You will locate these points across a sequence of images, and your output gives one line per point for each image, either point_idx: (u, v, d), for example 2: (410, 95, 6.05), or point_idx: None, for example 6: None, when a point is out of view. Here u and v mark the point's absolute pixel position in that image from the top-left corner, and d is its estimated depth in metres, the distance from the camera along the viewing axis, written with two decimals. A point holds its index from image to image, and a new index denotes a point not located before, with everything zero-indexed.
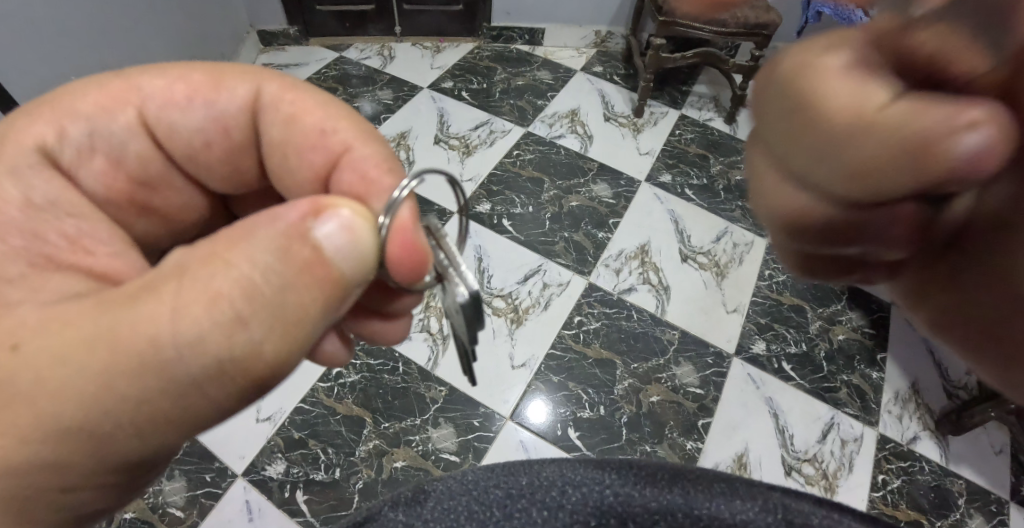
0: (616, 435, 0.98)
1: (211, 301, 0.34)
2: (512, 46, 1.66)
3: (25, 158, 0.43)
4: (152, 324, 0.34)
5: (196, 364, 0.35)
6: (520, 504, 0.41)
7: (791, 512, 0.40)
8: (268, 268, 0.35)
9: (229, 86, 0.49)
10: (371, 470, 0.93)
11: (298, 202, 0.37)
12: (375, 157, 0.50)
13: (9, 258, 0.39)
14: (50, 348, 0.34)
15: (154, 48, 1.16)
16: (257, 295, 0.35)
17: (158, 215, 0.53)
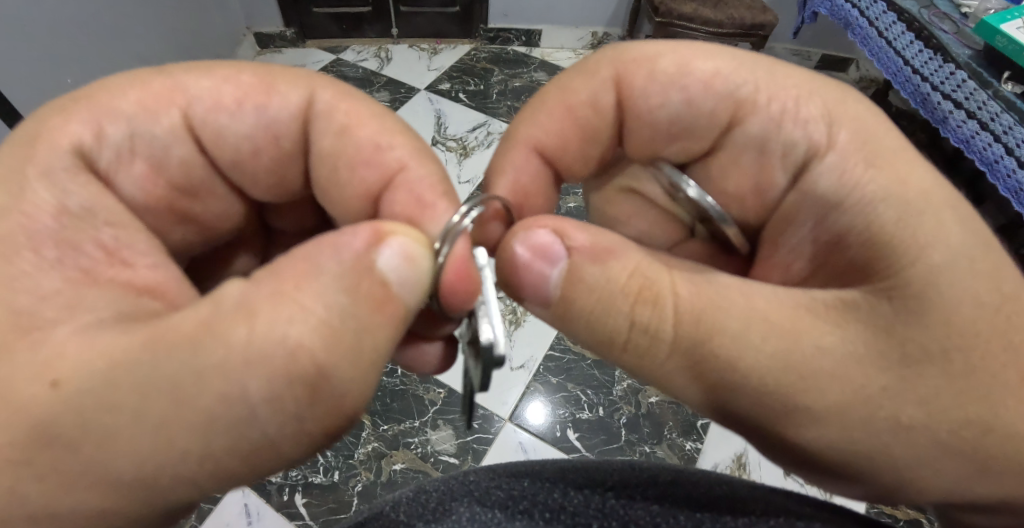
0: (615, 436, 0.98)
1: (290, 352, 0.32)
2: (509, 48, 1.66)
3: (58, 161, 0.40)
4: (226, 378, 0.32)
5: (267, 415, 0.33)
6: (522, 505, 0.41)
7: (792, 512, 0.39)
8: (339, 303, 0.34)
9: (280, 92, 0.49)
10: (370, 472, 0.93)
11: (359, 229, 0.37)
12: (431, 177, 0.49)
13: (42, 271, 0.36)
14: (94, 389, 0.32)
15: (146, 40, 1.14)
16: (337, 340, 0.34)
17: (195, 224, 0.52)
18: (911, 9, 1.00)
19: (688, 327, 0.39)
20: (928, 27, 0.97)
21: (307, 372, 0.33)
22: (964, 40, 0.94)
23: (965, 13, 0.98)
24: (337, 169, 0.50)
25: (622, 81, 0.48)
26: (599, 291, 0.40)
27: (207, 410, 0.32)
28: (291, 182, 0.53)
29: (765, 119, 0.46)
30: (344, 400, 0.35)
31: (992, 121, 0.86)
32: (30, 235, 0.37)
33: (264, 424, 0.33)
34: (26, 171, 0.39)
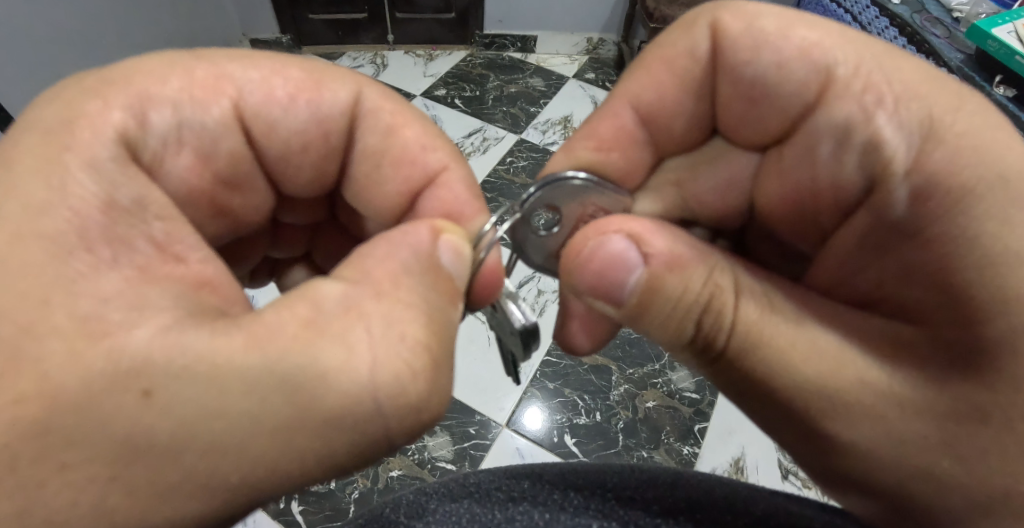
0: (614, 441, 0.98)
1: (411, 347, 0.34)
2: (504, 54, 1.67)
3: (103, 150, 0.37)
4: (347, 374, 0.32)
5: (392, 411, 0.34)
6: (522, 507, 0.41)
7: (792, 515, 0.39)
8: (426, 294, 0.37)
9: (331, 88, 0.50)
10: (367, 479, 0.92)
11: (418, 226, 0.41)
12: (467, 181, 0.53)
13: (99, 272, 0.33)
14: (196, 393, 0.30)
15: (144, 41, 1.14)
16: (438, 333, 0.36)
17: (230, 218, 0.52)
18: (903, 14, 1.01)
19: (741, 336, 0.41)
20: (921, 31, 0.98)
21: (426, 366, 0.35)
22: (956, 44, 0.96)
23: (956, 17, 0.99)
24: (403, 186, 0.53)
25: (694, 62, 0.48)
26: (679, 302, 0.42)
27: (335, 408, 0.32)
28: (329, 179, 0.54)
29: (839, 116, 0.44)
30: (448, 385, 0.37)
31: None
32: (78, 235, 0.34)
33: (385, 420, 0.34)
34: (62, 158, 0.36)
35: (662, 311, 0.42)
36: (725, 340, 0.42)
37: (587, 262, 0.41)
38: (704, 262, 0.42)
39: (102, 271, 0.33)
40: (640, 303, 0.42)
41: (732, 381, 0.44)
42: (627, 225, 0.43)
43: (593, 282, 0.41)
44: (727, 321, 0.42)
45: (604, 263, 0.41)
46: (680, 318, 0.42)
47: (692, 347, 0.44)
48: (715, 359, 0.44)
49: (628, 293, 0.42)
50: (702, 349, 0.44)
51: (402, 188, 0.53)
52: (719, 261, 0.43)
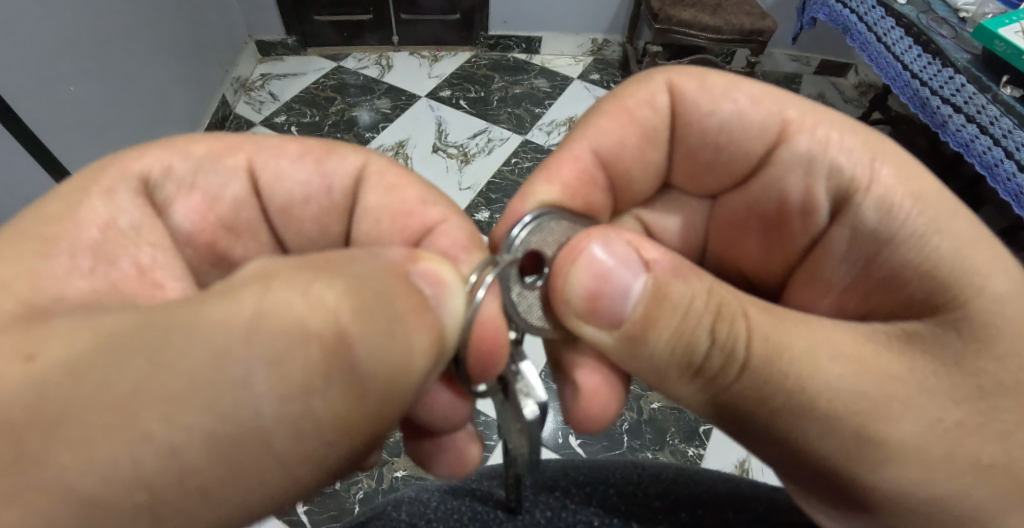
0: (617, 443, 0.97)
1: (314, 308, 0.25)
2: (509, 55, 1.67)
3: (121, 182, 0.41)
4: (218, 334, 0.24)
5: (269, 388, 0.24)
6: (523, 504, 0.40)
7: (794, 513, 0.40)
8: (366, 274, 0.27)
9: (341, 154, 0.49)
10: (371, 480, 0.93)
11: (392, 248, 0.32)
12: (461, 235, 0.46)
13: (71, 277, 0.36)
14: (63, 360, 0.25)
15: (154, 47, 1.15)
16: (364, 304, 0.26)
17: (228, 271, 0.48)
18: (909, 14, 1.00)
19: (760, 348, 0.37)
20: (928, 32, 0.97)
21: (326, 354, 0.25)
22: (963, 44, 0.94)
23: (963, 17, 0.99)
24: (398, 236, 0.48)
25: (673, 85, 0.50)
26: (683, 315, 0.38)
27: (194, 374, 0.24)
28: (335, 243, 0.50)
29: (811, 140, 0.46)
30: (365, 369, 0.26)
31: (991, 125, 0.86)
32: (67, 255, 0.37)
33: (258, 401, 0.24)
34: (88, 186, 0.40)
35: (671, 324, 0.38)
36: (748, 350, 0.37)
37: (586, 266, 0.38)
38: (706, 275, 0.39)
39: (74, 276, 0.36)
40: (644, 319, 0.38)
41: (754, 407, 0.38)
42: (623, 233, 0.40)
43: (593, 287, 0.38)
44: (741, 337, 0.37)
45: (604, 268, 0.38)
46: (689, 338, 0.38)
47: (702, 375, 0.39)
48: (731, 383, 0.37)
49: (629, 306, 0.38)
50: (720, 370, 0.37)
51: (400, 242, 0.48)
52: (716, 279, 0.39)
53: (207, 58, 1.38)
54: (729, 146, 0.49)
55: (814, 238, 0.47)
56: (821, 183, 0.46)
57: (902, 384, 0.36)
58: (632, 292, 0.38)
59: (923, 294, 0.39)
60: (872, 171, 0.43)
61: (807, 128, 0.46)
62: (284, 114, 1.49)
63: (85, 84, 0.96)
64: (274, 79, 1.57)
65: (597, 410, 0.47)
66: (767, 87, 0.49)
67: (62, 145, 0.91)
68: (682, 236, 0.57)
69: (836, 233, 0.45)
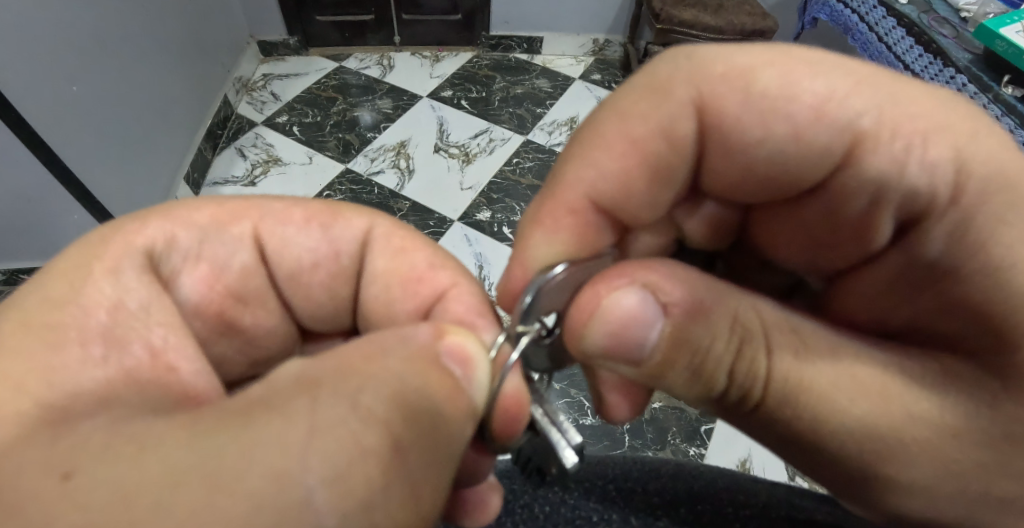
0: (619, 441, 0.97)
1: (370, 417, 0.28)
2: (510, 55, 1.68)
3: (126, 259, 0.41)
4: (279, 449, 0.26)
5: (330, 506, 0.26)
6: (523, 501, 0.41)
7: (794, 508, 0.40)
8: (406, 377, 0.30)
9: (347, 217, 0.49)
10: None
11: (419, 327, 0.34)
12: (475, 301, 0.46)
13: (86, 368, 0.36)
14: (107, 484, 0.25)
15: (157, 53, 1.16)
16: (411, 409, 0.29)
17: (240, 337, 0.49)
18: (909, 14, 1.01)
19: (778, 387, 0.40)
20: (929, 32, 0.97)
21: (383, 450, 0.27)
22: (963, 44, 0.95)
23: (964, 17, 0.99)
24: (409, 304, 0.47)
25: (702, 99, 0.42)
26: (704, 357, 0.40)
27: (256, 493, 0.25)
28: (343, 305, 0.51)
29: (887, 158, 0.40)
30: (417, 471, 0.29)
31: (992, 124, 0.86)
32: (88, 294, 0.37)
33: (322, 513, 0.25)
34: (91, 265, 0.39)
35: (693, 362, 0.40)
36: (766, 391, 0.40)
37: (602, 319, 0.38)
38: (727, 303, 0.41)
39: (88, 366, 0.36)
40: (665, 358, 0.40)
41: (761, 425, 0.43)
42: (639, 275, 0.40)
43: (611, 339, 0.39)
44: (761, 376, 0.40)
45: (626, 319, 0.39)
46: (713, 374, 0.40)
47: (721, 400, 0.42)
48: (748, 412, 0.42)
49: (651, 342, 0.40)
50: (736, 402, 0.42)
51: (411, 309, 0.47)
52: (740, 303, 0.41)
53: (211, 68, 1.40)
54: (782, 173, 0.43)
55: (871, 256, 0.45)
56: (893, 206, 0.41)
57: (918, 417, 0.39)
58: (652, 335, 0.40)
59: (973, 328, 0.39)
60: (955, 187, 0.39)
61: (885, 146, 0.40)
62: (286, 114, 1.50)
63: (89, 88, 0.97)
64: (276, 79, 1.58)
65: (620, 416, 0.50)
66: (830, 77, 0.40)
67: (65, 146, 0.92)
68: (712, 230, 0.53)
69: (893, 255, 0.44)
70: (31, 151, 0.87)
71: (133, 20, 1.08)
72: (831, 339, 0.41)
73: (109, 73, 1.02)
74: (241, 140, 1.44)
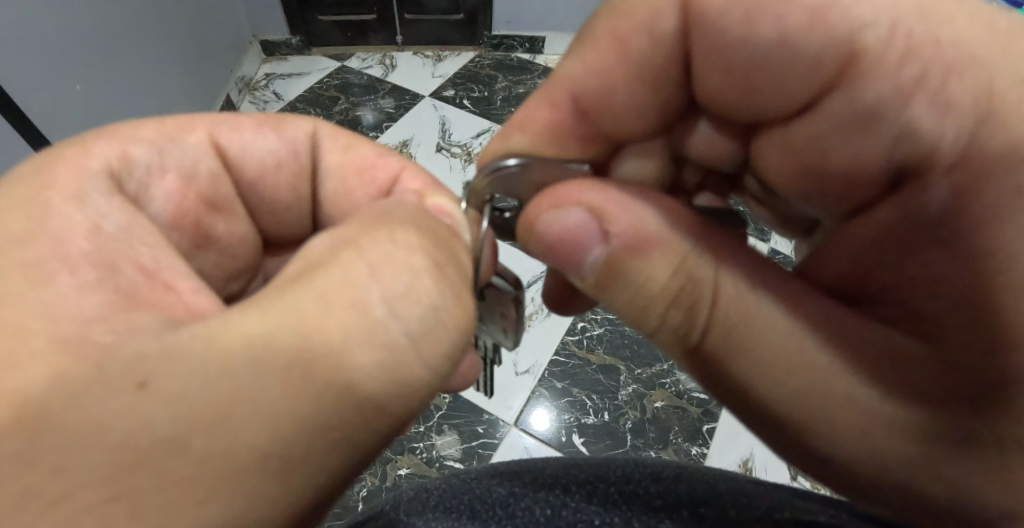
0: (621, 441, 0.98)
1: (405, 247, 0.34)
2: (513, 54, 1.68)
3: (89, 182, 0.41)
4: (340, 291, 0.31)
5: (406, 312, 0.32)
6: (522, 504, 0.41)
7: (797, 510, 0.40)
8: (417, 223, 0.37)
9: (292, 123, 0.55)
10: (375, 478, 0.93)
11: (406, 196, 0.45)
12: (423, 179, 0.55)
13: (86, 292, 0.35)
14: (192, 368, 0.29)
15: (158, 50, 1.16)
16: (434, 236, 0.36)
17: (217, 249, 0.53)
18: None
19: (715, 333, 0.43)
20: None
21: (430, 266, 0.34)
22: None
23: None
24: (369, 188, 0.56)
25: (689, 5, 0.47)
26: (641, 285, 0.44)
27: (344, 323, 0.31)
28: (305, 205, 0.57)
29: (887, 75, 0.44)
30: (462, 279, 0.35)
31: None
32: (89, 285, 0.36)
33: (402, 325, 0.32)
34: (47, 195, 0.39)
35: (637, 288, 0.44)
36: (706, 315, 0.43)
37: (549, 231, 0.44)
38: (677, 245, 0.44)
39: (85, 290, 0.35)
40: (609, 272, 0.44)
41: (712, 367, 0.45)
42: (588, 196, 0.44)
43: (554, 249, 0.44)
44: (699, 313, 0.43)
45: (569, 233, 0.44)
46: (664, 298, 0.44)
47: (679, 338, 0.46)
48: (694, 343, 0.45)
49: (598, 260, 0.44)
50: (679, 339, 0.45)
51: (371, 193, 0.55)
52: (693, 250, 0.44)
53: (213, 63, 1.40)
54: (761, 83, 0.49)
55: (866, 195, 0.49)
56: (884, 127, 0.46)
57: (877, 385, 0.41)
58: (591, 257, 0.44)
59: (953, 307, 0.41)
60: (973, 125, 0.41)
61: (889, 66, 0.43)
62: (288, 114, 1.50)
63: (91, 86, 0.97)
64: (277, 78, 1.58)
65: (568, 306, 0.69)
66: None
67: None
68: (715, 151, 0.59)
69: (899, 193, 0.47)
70: None
71: (133, 15, 1.07)
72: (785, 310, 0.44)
73: (109, 67, 1.02)
74: None
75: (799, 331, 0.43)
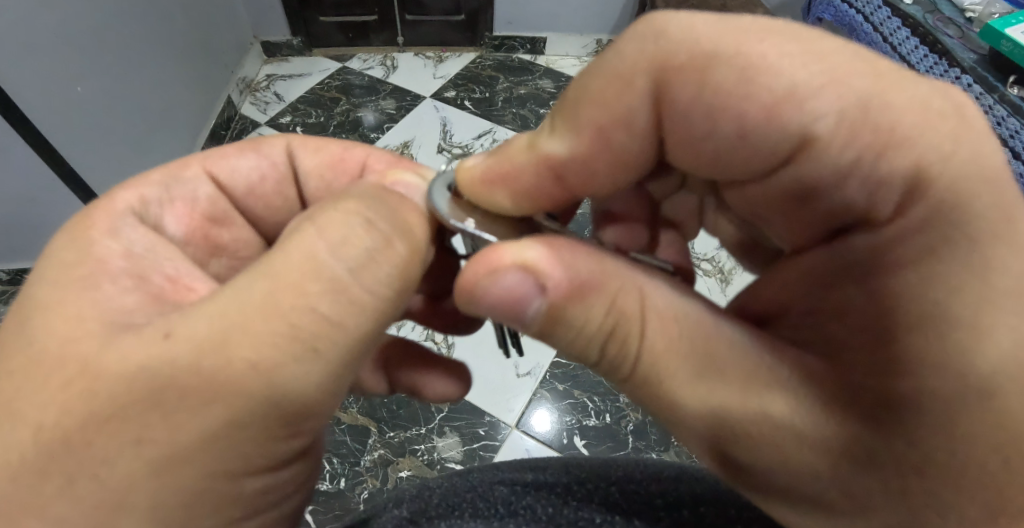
0: (622, 443, 0.97)
1: (358, 218, 0.37)
2: (514, 55, 1.68)
3: (115, 221, 0.43)
4: (306, 250, 0.35)
5: (357, 266, 0.36)
6: (524, 501, 0.40)
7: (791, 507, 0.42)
8: (369, 198, 0.40)
9: (268, 144, 0.56)
10: (376, 479, 0.93)
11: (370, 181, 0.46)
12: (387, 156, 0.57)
13: (122, 293, 0.38)
14: (199, 321, 0.34)
15: (157, 51, 1.15)
16: (389, 209, 0.40)
17: (227, 254, 0.53)
18: (915, 14, 1.00)
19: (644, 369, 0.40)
20: (934, 32, 0.97)
21: (377, 232, 0.37)
22: (969, 44, 0.94)
23: (970, 17, 0.98)
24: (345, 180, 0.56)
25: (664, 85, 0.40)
26: (579, 330, 0.40)
27: (308, 275, 0.34)
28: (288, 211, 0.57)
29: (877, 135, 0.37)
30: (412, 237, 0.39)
31: (998, 125, 0.85)
32: (108, 274, 0.39)
33: (355, 278, 0.36)
34: (87, 233, 0.42)
35: (574, 328, 0.40)
36: (638, 347, 0.40)
37: (487, 288, 0.38)
38: (611, 284, 0.39)
39: (123, 293, 0.38)
40: (545, 323, 0.39)
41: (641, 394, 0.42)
42: (525, 250, 0.38)
43: (493, 308, 0.39)
44: (631, 353, 0.40)
45: (505, 292, 0.38)
46: (601, 333, 0.40)
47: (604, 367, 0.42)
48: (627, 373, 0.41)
49: (532, 315, 0.39)
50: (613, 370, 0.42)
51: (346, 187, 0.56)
52: (623, 285, 0.40)
53: (215, 65, 1.40)
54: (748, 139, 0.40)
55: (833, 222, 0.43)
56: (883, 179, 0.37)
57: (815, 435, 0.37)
58: (532, 309, 0.39)
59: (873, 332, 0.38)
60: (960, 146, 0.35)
61: (835, 147, 0.37)
62: (289, 115, 1.50)
63: (89, 87, 0.96)
64: (279, 80, 1.59)
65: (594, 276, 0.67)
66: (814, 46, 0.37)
67: (69, 146, 0.93)
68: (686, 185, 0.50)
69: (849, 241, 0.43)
70: (31, 146, 0.88)
71: (135, 15, 1.08)
72: (705, 352, 0.40)
73: (108, 66, 1.01)
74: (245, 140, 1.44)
75: (727, 374, 0.39)
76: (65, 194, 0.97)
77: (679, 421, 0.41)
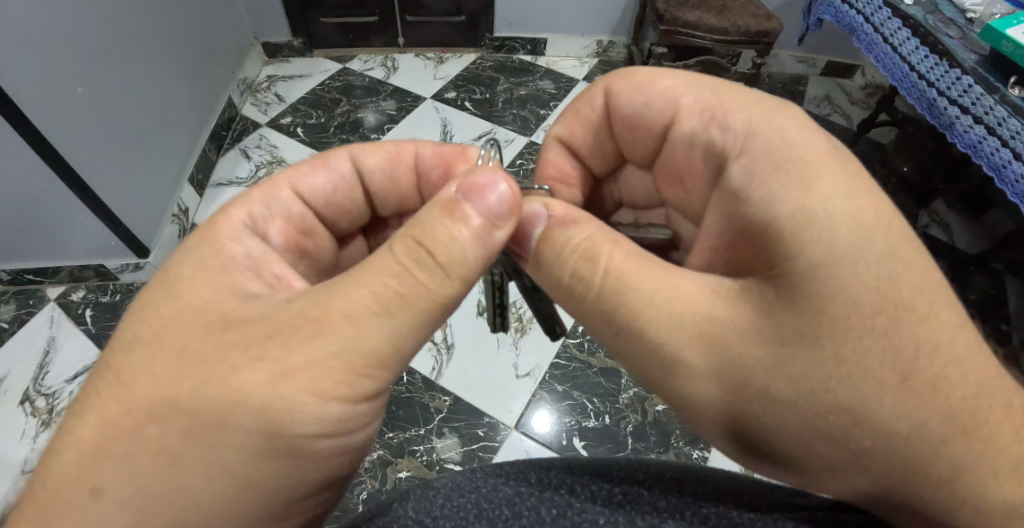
0: (622, 445, 0.97)
1: (426, 240, 0.40)
2: (514, 56, 1.68)
3: None
4: (375, 276, 0.40)
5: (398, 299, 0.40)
6: (529, 503, 0.41)
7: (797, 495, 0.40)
8: (424, 217, 0.41)
9: None
10: (375, 480, 0.92)
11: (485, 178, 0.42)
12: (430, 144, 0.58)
13: None
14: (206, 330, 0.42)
15: (158, 52, 1.15)
16: (452, 214, 0.41)
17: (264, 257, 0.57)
18: (915, 15, 1.00)
19: (608, 286, 0.42)
20: (934, 32, 0.97)
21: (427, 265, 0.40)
22: (970, 44, 0.94)
23: (970, 18, 0.98)
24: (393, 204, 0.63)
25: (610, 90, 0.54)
26: (559, 254, 0.45)
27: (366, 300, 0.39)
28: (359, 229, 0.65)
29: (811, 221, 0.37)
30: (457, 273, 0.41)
31: (999, 126, 0.85)
32: None
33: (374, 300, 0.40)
34: None
35: (557, 248, 0.45)
36: (603, 272, 0.43)
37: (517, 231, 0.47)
38: (596, 228, 0.45)
39: None
40: (535, 258, 0.47)
41: (602, 321, 0.43)
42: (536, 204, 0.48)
43: (514, 237, 0.47)
44: (598, 274, 0.43)
45: (520, 223, 0.47)
46: (575, 258, 0.44)
47: (575, 296, 0.45)
48: (592, 293, 0.43)
49: (530, 247, 0.47)
50: (582, 296, 0.44)
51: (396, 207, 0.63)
52: (601, 230, 0.45)
53: (217, 68, 1.41)
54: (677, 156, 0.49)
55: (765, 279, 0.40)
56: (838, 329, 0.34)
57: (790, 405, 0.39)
58: (535, 239, 0.46)
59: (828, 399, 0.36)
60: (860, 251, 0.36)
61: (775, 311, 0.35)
62: (290, 115, 1.50)
63: (92, 90, 0.97)
64: (280, 81, 1.59)
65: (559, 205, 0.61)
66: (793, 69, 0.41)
67: (73, 149, 0.93)
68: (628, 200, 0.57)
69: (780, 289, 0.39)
70: (32, 148, 0.88)
71: (138, 19, 1.08)
72: (662, 275, 0.42)
73: (108, 67, 1.01)
74: (245, 140, 1.45)
75: (677, 283, 0.42)
76: (69, 196, 0.98)
77: (632, 343, 0.43)
